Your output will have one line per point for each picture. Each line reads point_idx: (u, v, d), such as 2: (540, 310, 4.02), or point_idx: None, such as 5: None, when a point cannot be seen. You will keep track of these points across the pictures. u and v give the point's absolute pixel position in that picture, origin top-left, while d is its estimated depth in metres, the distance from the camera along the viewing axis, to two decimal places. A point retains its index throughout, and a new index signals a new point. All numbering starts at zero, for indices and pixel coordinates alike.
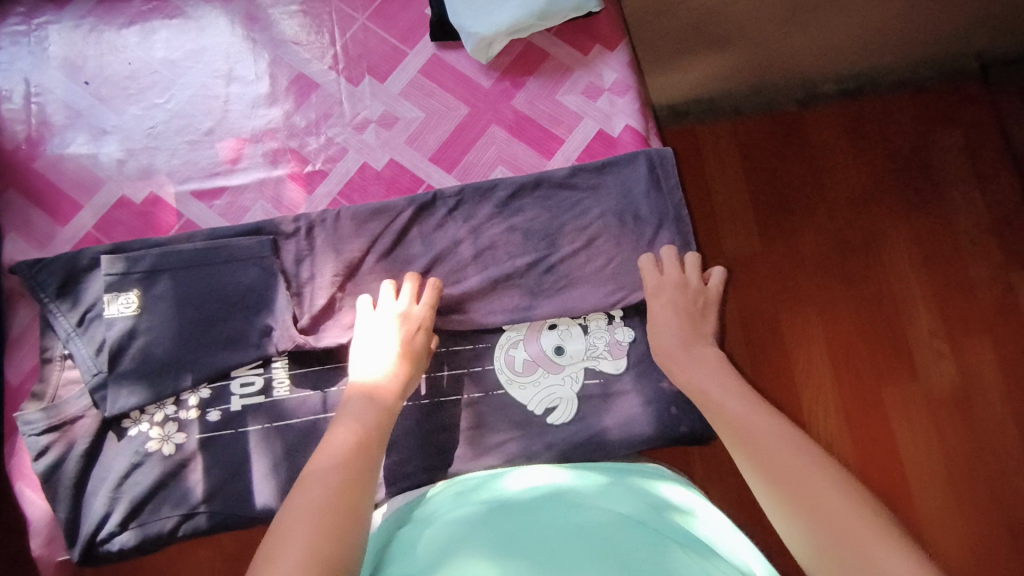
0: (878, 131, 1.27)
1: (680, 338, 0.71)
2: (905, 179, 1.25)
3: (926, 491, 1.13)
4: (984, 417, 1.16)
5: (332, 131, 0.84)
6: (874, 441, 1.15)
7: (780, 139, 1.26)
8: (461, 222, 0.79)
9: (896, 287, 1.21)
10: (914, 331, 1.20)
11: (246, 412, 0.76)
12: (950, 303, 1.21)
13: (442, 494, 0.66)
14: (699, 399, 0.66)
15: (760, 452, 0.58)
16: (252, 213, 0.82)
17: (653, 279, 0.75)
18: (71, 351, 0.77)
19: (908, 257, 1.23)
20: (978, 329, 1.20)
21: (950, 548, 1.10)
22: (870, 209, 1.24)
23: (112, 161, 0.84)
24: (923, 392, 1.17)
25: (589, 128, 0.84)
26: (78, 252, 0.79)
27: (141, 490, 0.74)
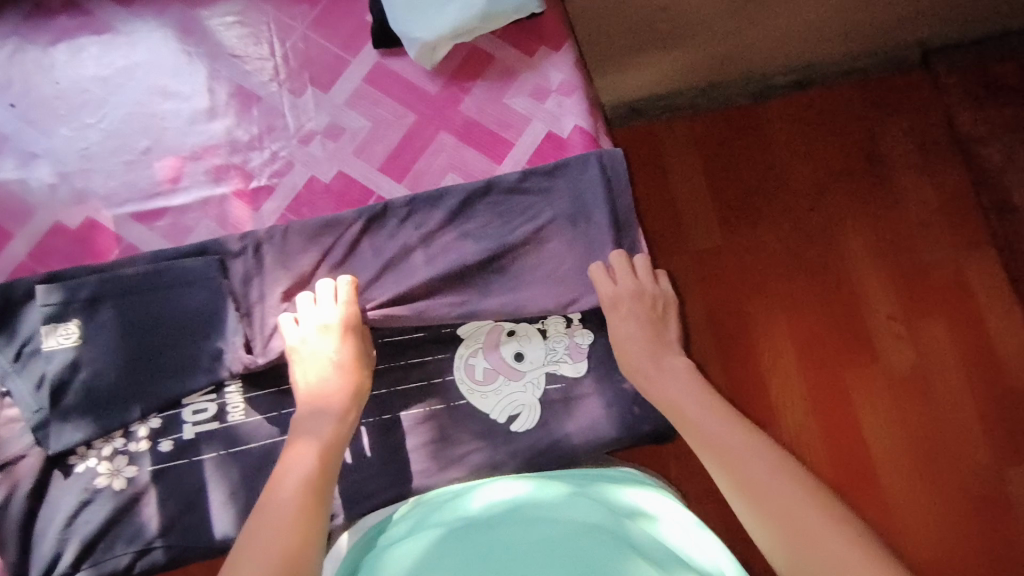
0: (827, 123, 1.31)
1: (642, 348, 0.73)
2: (855, 168, 1.29)
3: (890, 470, 1.16)
4: (945, 395, 1.19)
5: (276, 145, 0.82)
6: (839, 425, 1.18)
7: (735, 136, 1.31)
8: (413, 232, 0.78)
9: (854, 274, 1.24)
10: (873, 315, 1.23)
11: (200, 440, 0.74)
12: (906, 286, 1.24)
13: (411, 513, 0.65)
14: (667, 406, 0.68)
15: (727, 457, 0.61)
16: (196, 232, 0.80)
17: (609, 291, 0.74)
18: (9, 388, 0.73)
19: (863, 244, 1.26)
20: (935, 310, 1.23)
21: (915, 523, 1.13)
22: (824, 199, 1.27)
23: (44, 185, 0.80)
24: (885, 375, 1.20)
25: (539, 130, 0.83)
26: (11, 283, 0.75)
27: (92, 528, 0.71)
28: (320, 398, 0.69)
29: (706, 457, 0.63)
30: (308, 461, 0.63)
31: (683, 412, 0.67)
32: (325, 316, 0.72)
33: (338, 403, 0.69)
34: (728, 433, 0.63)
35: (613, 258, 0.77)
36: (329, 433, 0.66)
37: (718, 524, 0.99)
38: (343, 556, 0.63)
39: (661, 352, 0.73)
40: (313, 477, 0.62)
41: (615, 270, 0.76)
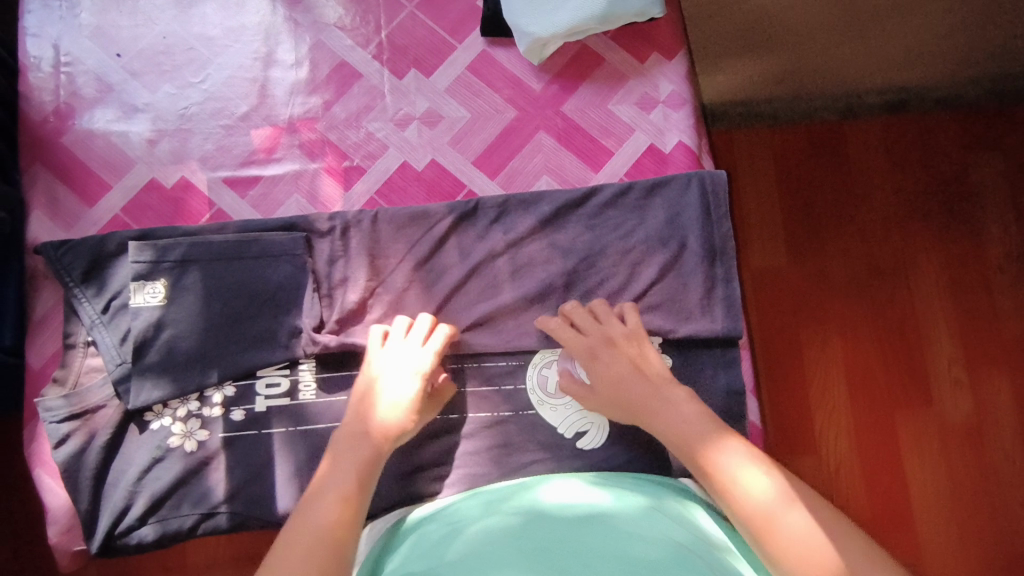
0: (918, 148, 1.19)
1: (632, 390, 0.66)
2: (939, 201, 1.18)
3: (930, 521, 1.07)
4: (998, 454, 1.10)
5: (373, 125, 0.81)
6: (883, 467, 1.08)
7: (816, 149, 1.19)
8: (501, 234, 0.76)
9: (920, 310, 1.14)
10: (934, 358, 1.13)
11: (271, 414, 0.75)
12: (974, 332, 1.14)
13: (450, 509, 0.65)
14: (675, 442, 0.62)
15: (761, 523, 0.55)
16: (286, 206, 0.79)
17: (575, 339, 0.70)
18: (95, 338, 0.75)
19: (934, 280, 1.15)
20: (999, 362, 1.13)
21: None
22: (899, 226, 1.17)
23: (143, 141, 0.80)
24: (937, 422, 1.10)
25: (641, 142, 0.80)
26: (105, 236, 0.76)
27: (162, 485, 0.73)
28: (399, 436, 0.65)
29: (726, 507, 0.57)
30: (345, 473, 0.60)
31: (708, 456, 0.59)
32: (422, 358, 0.69)
33: (383, 432, 0.64)
34: (759, 488, 0.56)
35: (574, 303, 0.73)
36: (366, 454, 0.62)
37: None
38: (388, 536, 0.64)
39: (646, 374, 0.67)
40: (350, 493, 0.59)
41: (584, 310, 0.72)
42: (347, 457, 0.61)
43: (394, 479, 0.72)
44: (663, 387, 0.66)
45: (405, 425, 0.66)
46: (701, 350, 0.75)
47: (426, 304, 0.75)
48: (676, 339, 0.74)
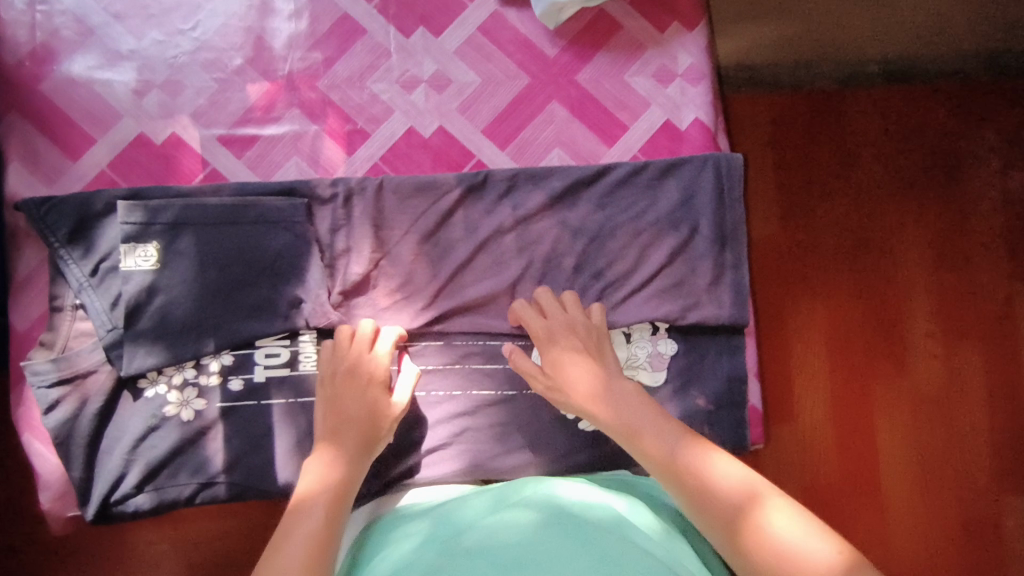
0: (915, 110, 1.09)
1: (579, 380, 0.66)
2: (931, 173, 1.09)
3: (899, 497, 1.04)
4: (966, 430, 1.06)
5: (377, 86, 0.76)
6: (855, 443, 1.05)
7: (813, 111, 1.09)
8: (510, 209, 0.74)
9: (905, 281, 1.07)
10: (913, 332, 1.07)
11: (270, 384, 0.74)
12: (955, 304, 1.08)
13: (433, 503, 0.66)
14: (623, 435, 0.63)
15: (723, 505, 0.56)
16: (284, 169, 0.75)
17: (535, 325, 0.70)
18: (83, 302, 0.72)
19: (921, 250, 1.08)
20: (979, 342, 1.07)
21: (911, 553, 1.03)
22: (891, 194, 1.08)
23: (129, 92, 0.75)
24: (910, 399, 1.06)
25: (656, 117, 0.78)
26: (92, 194, 0.72)
27: (158, 454, 0.72)
28: (367, 452, 0.64)
29: (678, 493, 0.58)
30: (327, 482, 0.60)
31: (657, 448, 0.60)
32: (377, 363, 0.68)
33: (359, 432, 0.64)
34: (717, 469, 0.58)
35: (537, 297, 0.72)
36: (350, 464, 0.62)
37: None
38: (390, 525, 0.64)
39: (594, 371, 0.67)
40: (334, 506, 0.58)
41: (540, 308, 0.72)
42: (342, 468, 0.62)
43: (399, 453, 0.72)
44: (624, 393, 0.65)
45: (372, 438, 0.64)
46: (705, 335, 0.75)
47: (432, 279, 0.74)
48: (682, 325, 0.74)
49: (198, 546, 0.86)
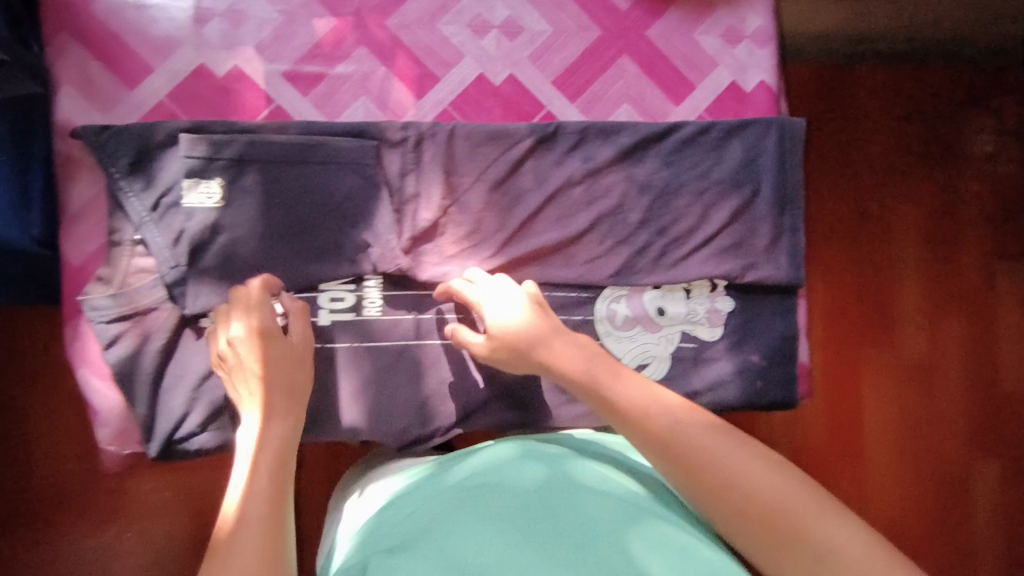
0: (922, 92, 1.12)
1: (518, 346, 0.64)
2: (927, 155, 1.12)
3: (876, 454, 1.11)
4: (941, 396, 1.13)
5: (448, 29, 0.75)
6: (842, 405, 1.11)
7: (829, 84, 1.10)
8: (580, 162, 0.75)
9: (898, 255, 1.12)
10: (902, 303, 1.12)
11: (336, 327, 0.74)
12: (942, 279, 1.13)
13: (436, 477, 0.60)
14: (660, 441, 0.53)
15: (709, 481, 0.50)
16: (351, 109, 0.74)
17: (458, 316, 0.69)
18: (143, 237, 0.69)
19: (915, 225, 1.13)
20: (958, 313, 1.13)
21: (883, 505, 1.11)
22: (894, 170, 1.12)
23: (189, 19, 0.71)
24: (895, 366, 1.12)
25: (723, 78, 0.79)
26: (152, 125, 0.69)
27: (222, 394, 0.71)
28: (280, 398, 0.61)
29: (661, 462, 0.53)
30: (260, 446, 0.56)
31: (678, 433, 0.53)
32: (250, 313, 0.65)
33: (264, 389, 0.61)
34: (701, 436, 0.52)
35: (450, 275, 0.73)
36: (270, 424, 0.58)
37: None
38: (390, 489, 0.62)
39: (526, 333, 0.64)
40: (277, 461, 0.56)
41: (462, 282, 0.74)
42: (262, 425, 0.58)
43: (463, 395, 0.76)
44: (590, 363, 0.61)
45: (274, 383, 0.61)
46: (759, 294, 0.79)
47: (502, 229, 0.74)
48: (741, 283, 0.77)
49: (200, 493, 0.90)
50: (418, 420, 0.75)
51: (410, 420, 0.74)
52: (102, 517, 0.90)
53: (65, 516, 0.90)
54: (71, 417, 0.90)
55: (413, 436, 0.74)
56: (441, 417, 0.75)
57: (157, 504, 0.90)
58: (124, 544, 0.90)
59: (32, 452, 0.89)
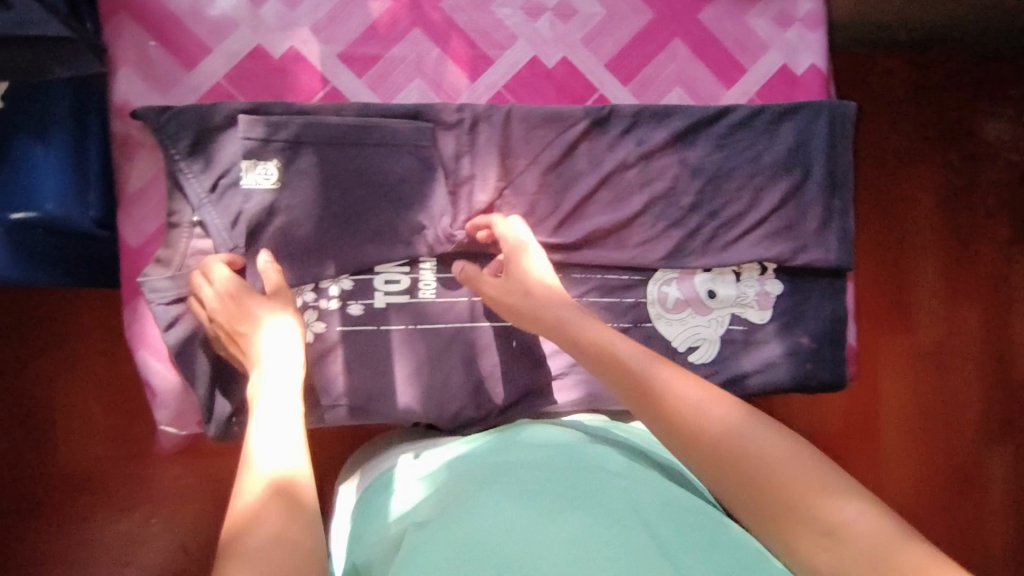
0: (946, 80, 1.11)
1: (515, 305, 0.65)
2: (944, 141, 1.12)
3: (894, 440, 1.12)
4: (958, 383, 1.13)
5: (503, 11, 0.75)
6: (860, 391, 1.11)
7: (854, 72, 1.09)
8: (633, 145, 0.75)
9: (915, 242, 1.12)
10: (920, 290, 1.12)
11: (390, 310, 0.74)
12: (959, 265, 1.13)
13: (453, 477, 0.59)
14: (650, 403, 0.50)
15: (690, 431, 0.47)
16: (406, 91, 0.74)
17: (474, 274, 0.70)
18: (202, 219, 0.69)
19: (934, 213, 1.13)
20: (974, 301, 1.14)
21: (900, 491, 1.11)
22: (913, 159, 1.12)
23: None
24: (913, 353, 1.12)
25: (773, 62, 0.79)
26: (210, 106, 0.69)
27: None
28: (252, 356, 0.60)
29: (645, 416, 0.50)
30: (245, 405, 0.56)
31: (657, 385, 0.50)
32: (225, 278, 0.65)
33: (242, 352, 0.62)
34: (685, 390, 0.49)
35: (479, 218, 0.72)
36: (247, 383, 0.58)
37: None
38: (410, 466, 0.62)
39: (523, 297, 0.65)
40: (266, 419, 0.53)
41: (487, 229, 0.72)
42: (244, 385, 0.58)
43: (515, 377, 0.76)
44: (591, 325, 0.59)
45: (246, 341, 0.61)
46: (810, 277, 0.79)
47: (555, 211, 0.74)
48: (791, 266, 0.78)
49: (220, 481, 0.94)
50: (471, 402, 0.75)
51: (463, 402, 0.75)
52: (127, 505, 0.93)
53: (93, 505, 0.93)
54: (99, 408, 0.93)
55: (464, 419, 0.75)
56: (494, 399, 0.75)
57: (180, 491, 0.94)
58: (150, 532, 0.93)
59: (78, 432, 0.93)
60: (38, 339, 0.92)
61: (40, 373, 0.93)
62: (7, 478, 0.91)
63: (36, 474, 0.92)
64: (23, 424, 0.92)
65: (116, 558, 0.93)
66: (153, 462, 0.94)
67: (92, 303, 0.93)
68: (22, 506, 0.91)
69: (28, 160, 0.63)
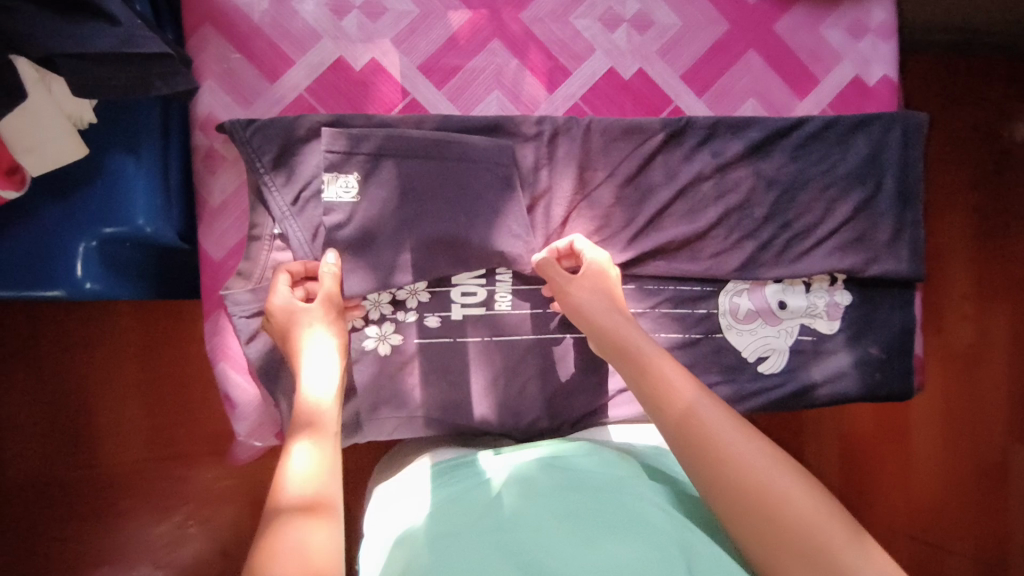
0: (984, 78, 1.11)
1: (575, 306, 0.65)
2: (984, 141, 1.11)
3: (922, 437, 1.08)
4: (986, 382, 1.10)
5: (581, 23, 0.76)
6: None
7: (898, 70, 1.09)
8: (709, 156, 0.76)
9: (941, 239, 1.11)
10: (944, 289, 1.10)
11: (467, 322, 0.73)
12: (988, 264, 1.11)
13: (478, 475, 0.59)
14: (694, 438, 0.52)
15: (725, 466, 0.50)
16: (485, 103, 0.74)
17: (550, 271, 0.67)
18: (283, 231, 0.68)
19: (965, 210, 1.11)
20: (1004, 301, 1.11)
21: (930, 489, 1.07)
22: (945, 158, 1.11)
23: (330, 13, 0.71)
24: (937, 350, 1.10)
25: (847, 72, 0.79)
26: (295, 118, 0.69)
27: (353, 388, 0.71)
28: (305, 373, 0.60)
29: (676, 441, 0.53)
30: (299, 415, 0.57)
31: (695, 416, 0.53)
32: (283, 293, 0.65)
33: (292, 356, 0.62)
34: (724, 427, 0.52)
35: (559, 241, 0.70)
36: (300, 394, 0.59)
37: (846, 465, 1.06)
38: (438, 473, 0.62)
39: (583, 298, 0.65)
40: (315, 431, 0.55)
41: (564, 253, 0.70)
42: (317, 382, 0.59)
43: (588, 391, 0.75)
44: (641, 339, 0.61)
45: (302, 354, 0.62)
46: (879, 287, 0.80)
47: (632, 223, 0.74)
48: (862, 277, 0.78)
49: (256, 483, 0.95)
50: (545, 416, 0.74)
51: (537, 416, 0.74)
52: (164, 506, 0.94)
53: (131, 508, 0.93)
54: (134, 412, 0.94)
55: (536, 433, 0.74)
56: (569, 413, 0.75)
57: (218, 493, 0.94)
58: (188, 534, 0.94)
59: (121, 432, 0.94)
60: (73, 343, 0.93)
61: (82, 377, 0.94)
62: (56, 479, 0.92)
63: (74, 479, 0.93)
64: (71, 425, 0.93)
65: (156, 561, 0.93)
66: (189, 463, 0.94)
67: (125, 307, 0.94)
68: (60, 510, 0.92)
69: (119, 173, 0.63)
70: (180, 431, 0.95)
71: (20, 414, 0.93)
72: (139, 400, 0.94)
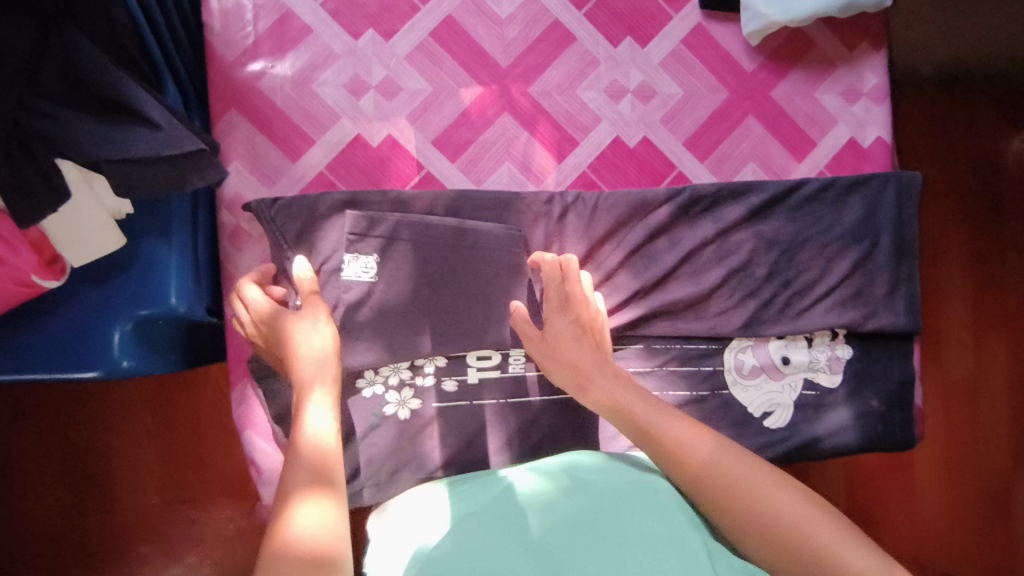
0: (979, 120, 1.14)
1: (568, 352, 0.67)
2: (981, 179, 1.14)
3: (927, 463, 1.11)
4: (988, 409, 1.12)
5: (587, 94, 0.79)
6: None
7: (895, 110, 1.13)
8: (711, 223, 0.79)
9: (939, 272, 1.14)
10: (947, 319, 1.13)
11: (482, 385, 0.76)
12: (987, 296, 1.13)
13: (495, 475, 0.64)
14: (705, 475, 0.57)
15: (736, 495, 0.55)
16: (496, 174, 0.77)
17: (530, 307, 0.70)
18: None
19: (961, 246, 1.14)
20: (1003, 331, 1.13)
21: (936, 513, 1.09)
22: (943, 191, 1.14)
23: (348, 93, 0.75)
24: (940, 377, 1.12)
25: (842, 134, 0.83)
26: (317, 197, 0.72)
27: (374, 453, 0.73)
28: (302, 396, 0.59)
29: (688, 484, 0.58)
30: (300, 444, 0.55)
31: (701, 458, 0.58)
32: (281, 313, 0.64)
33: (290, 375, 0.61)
34: (724, 460, 0.57)
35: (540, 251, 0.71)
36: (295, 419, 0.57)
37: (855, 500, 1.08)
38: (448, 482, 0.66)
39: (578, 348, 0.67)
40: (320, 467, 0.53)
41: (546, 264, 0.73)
42: (325, 415, 0.58)
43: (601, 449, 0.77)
44: (637, 395, 0.63)
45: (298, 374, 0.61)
46: (879, 341, 0.83)
47: (639, 285, 0.77)
48: (862, 332, 0.81)
49: None
50: None
51: None
52: (180, 546, 0.96)
53: (146, 557, 0.96)
54: (152, 459, 0.97)
55: None
56: None
57: (234, 532, 0.97)
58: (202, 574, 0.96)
59: (142, 481, 0.97)
60: (90, 397, 0.97)
61: (104, 429, 0.97)
62: (80, 530, 0.95)
63: (96, 529, 0.95)
64: (94, 479, 0.96)
65: None
66: (203, 510, 0.97)
67: None
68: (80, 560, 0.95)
69: (151, 257, 0.66)
70: (198, 478, 0.97)
71: (44, 469, 0.95)
72: (161, 450, 0.97)
